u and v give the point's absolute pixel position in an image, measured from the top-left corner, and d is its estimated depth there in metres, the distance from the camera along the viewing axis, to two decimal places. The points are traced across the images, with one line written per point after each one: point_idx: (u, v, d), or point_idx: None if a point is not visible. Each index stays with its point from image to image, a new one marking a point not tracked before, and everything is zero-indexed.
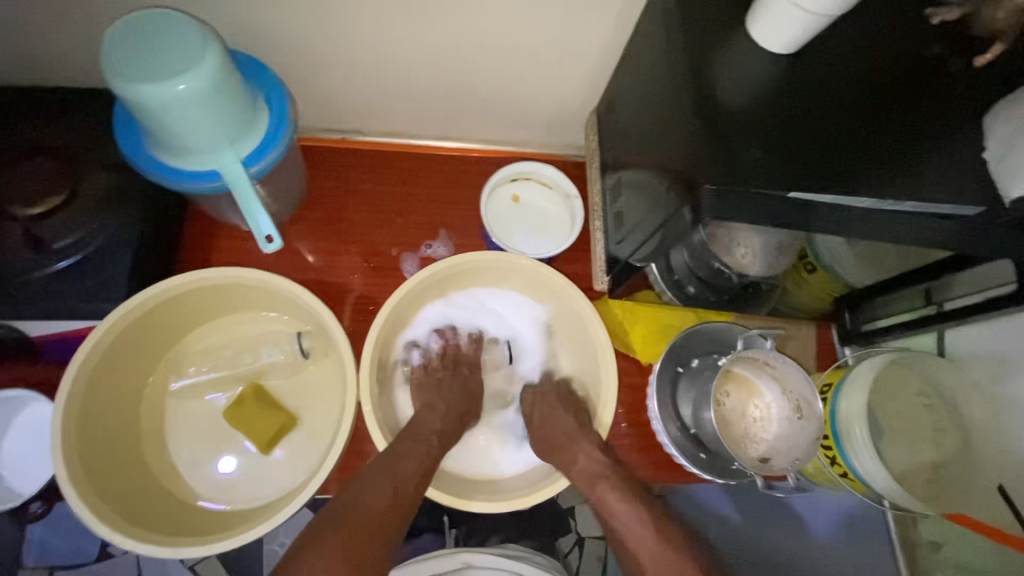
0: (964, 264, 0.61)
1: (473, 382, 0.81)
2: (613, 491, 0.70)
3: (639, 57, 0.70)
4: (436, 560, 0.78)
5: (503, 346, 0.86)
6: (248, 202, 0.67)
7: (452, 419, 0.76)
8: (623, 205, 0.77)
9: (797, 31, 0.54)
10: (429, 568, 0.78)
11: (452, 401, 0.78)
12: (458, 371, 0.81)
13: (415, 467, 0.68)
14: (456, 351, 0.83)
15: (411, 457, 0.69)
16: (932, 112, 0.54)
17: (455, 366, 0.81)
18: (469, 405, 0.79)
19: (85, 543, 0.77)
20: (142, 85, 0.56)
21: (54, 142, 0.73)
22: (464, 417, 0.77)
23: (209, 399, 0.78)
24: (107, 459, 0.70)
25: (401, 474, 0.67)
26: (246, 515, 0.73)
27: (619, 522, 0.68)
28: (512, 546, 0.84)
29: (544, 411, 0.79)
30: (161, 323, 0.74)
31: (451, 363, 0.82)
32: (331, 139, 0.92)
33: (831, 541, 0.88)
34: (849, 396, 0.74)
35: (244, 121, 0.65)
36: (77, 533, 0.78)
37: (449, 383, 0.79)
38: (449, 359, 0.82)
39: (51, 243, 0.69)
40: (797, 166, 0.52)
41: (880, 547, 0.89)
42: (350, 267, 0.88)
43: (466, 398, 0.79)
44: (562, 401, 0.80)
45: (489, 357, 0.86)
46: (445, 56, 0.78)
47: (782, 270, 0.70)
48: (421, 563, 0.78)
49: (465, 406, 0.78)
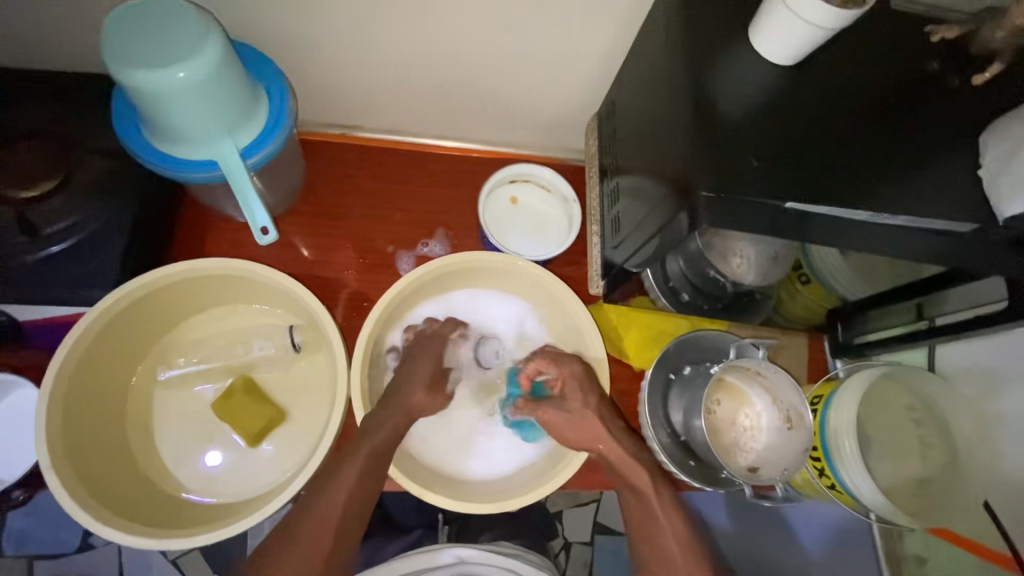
0: (952, 280, 0.62)
1: (432, 361, 0.77)
2: (665, 518, 0.71)
3: (641, 63, 0.70)
4: (428, 554, 0.81)
5: (469, 345, 0.84)
6: (244, 192, 0.66)
7: (415, 401, 0.74)
8: (621, 209, 0.77)
9: (799, 43, 0.54)
10: (422, 561, 0.81)
11: (417, 380, 0.75)
12: (421, 347, 0.79)
13: (343, 494, 0.66)
14: (422, 335, 0.80)
15: (378, 431, 0.70)
16: (928, 128, 0.55)
17: (417, 346, 0.79)
18: (417, 392, 0.74)
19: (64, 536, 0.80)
20: (141, 71, 0.56)
21: (51, 126, 0.72)
22: (410, 393, 0.74)
23: (198, 390, 0.77)
24: (93, 449, 0.69)
25: (325, 507, 0.65)
26: (231, 509, 0.72)
27: (655, 525, 0.71)
28: (503, 542, 0.86)
29: (569, 390, 0.75)
30: (153, 312, 0.74)
31: (414, 344, 0.80)
32: (332, 134, 0.92)
33: (817, 551, 0.89)
34: (838, 408, 0.74)
35: (243, 112, 0.65)
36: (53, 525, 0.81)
37: (408, 370, 0.76)
38: (415, 342, 0.80)
39: (45, 229, 0.69)
40: (793, 176, 0.52)
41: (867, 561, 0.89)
42: (345, 262, 0.87)
43: (434, 371, 0.77)
44: (584, 379, 0.75)
45: (457, 357, 0.83)
46: (446, 55, 0.78)
47: (777, 279, 0.70)
48: (412, 557, 0.80)
49: (424, 381, 0.75)
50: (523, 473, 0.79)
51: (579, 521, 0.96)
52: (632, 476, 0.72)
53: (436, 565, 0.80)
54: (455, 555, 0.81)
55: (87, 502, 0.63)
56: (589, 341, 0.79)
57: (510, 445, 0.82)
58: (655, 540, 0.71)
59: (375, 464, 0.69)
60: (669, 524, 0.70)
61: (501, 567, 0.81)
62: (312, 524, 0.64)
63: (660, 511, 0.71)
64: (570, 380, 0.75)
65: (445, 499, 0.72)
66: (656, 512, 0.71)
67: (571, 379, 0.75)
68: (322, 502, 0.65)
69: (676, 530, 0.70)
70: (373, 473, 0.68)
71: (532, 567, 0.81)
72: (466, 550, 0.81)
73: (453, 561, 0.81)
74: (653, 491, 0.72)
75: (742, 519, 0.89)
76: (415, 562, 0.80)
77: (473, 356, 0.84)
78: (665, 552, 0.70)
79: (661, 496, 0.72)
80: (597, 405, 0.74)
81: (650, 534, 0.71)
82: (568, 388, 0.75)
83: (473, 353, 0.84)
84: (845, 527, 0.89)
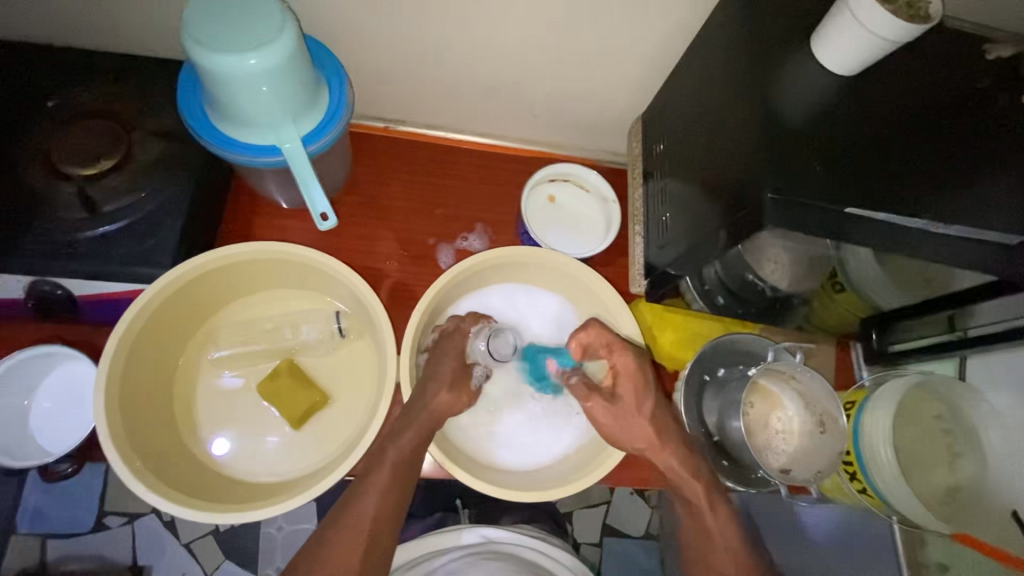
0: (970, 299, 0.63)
1: (454, 358, 0.78)
2: (714, 518, 0.74)
3: (695, 70, 0.72)
4: (453, 533, 0.85)
5: (485, 339, 0.82)
6: (304, 178, 0.68)
7: (440, 400, 0.73)
8: (669, 215, 0.78)
9: (861, 54, 0.56)
10: (449, 541, 0.85)
11: (441, 379, 0.75)
12: (442, 345, 0.79)
13: (374, 500, 0.68)
14: (445, 331, 0.80)
15: (407, 429, 0.71)
16: (983, 142, 0.56)
17: (439, 344, 0.79)
18: (440, 392, 0.74)
19: (79, 519, 0.99)
20: (216, 55, 0.57)
21: (111, 107, 0.74)
22: (435, 394, 0.73)
23: (221, 382, 0.80)
24: (144, 425, 0.72)
25: (358, 514, 0.67)
26: (274, 488, 0.75)
27: (698, 527, 0.75)
28: (526, 526, 0.91)
29: (624, 390, 0.75)
30: (204, 292, 0.77)
31: (437, 342, 0.80)
32: (376, 127, 0.94)
33: (829, 549, 0.92)
34: (873, 415, 0.76)
35: (305, 101, 0.66)
36: (65, 510, 1.00)
37: (431, 370, 0.76)
38: (439, 339, 0.80)
39: (103, 206, 0.70)
40: (854, 184, 0.53)
41: (885, 565, 0.91)
42: (387, 253, 0.89)
43: (456, 369, 0.78)
44: (632, 374, 0.74)
45: (477, 350, 0.82)
46: (500, 56, 0.80)
47: (812, 288, 0.71)
48: (440, 535, 0.85)
49: (446, 380, 0.75)
50: (557, 465, 0.81)
51: (586, 524, 1.12)
52: (683, 482, 0.74)
53: (464, 544, 0.84)
54: (482, 535, 0.84)
55: (144, 476, 0.67)
56: (626, 329, 0.81)
57: (545, 440, 0.83)
58: (701, 535, 0.75)
59: (404, 472, 0.71)
60: (719, 525, 0.73)
61: (528, 545, 0.85)
62: (345, 531, 0.67)
63: (710, 513, 0.74)
64: (626, 380, 0.74)
65: (475, 488, 0.74)
66: (705, 513, 0.74)
67: (626, 380, 0.74)
68: (355, 509, 0.68)
69: (725, 528, 0.73)
70: (403, 479, 0.70)
71: (554, 548, 0.86)
72: (489, 528, 0.85)
73: (480, 541, 0.84)
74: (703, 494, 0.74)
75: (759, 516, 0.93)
76: (444, 539, 0.84)
77: (486, 348, 0.82)
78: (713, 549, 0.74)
79: (711, 500, 0.74)
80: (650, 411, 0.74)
81: (699, 534, 0.75)
82: (623, 388, 0.75)
83: (486, 347, 0.82)
84: (860, 530, 0.91)
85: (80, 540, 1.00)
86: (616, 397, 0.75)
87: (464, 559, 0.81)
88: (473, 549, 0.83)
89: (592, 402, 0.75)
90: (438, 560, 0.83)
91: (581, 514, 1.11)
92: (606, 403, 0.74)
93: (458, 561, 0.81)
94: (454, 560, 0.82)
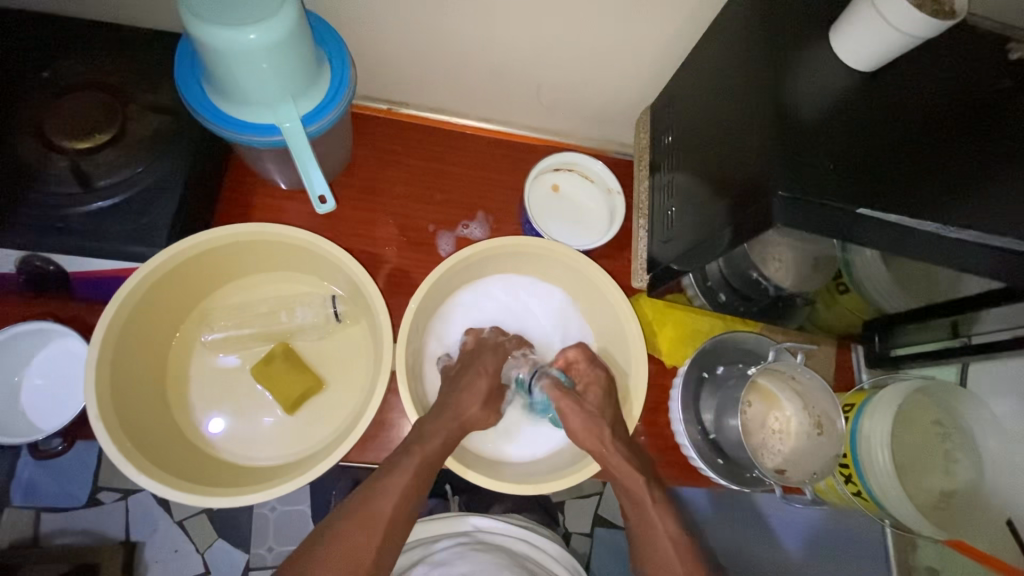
0: (969, 308, 0.63)
1: (491, 376, 0.76)
2: (662, 525, 0.70)
3: (708, 60, 0.70)
4: (444, 521, 0.85)
5: (525, 368, 0.81)
6: (305, 160, 0.66)
7: (466, 409, 0.73)
8: (675, 208, 0.76)
9: (882, 48, 0.54)
10: (438, 528, 0.85)
11: (475, 394, 0.74)
12: (480, 356, 0.78)
13: (393, 497, 0.65)
14: (482, 343, 0.80)
15: (437, 434, 0.69)
16: (1000, 145, 0.55)
17: (475, 356, 0.78)
18: (474, 406, 0.73)
19: (70, 492, 0.98)
20: (213, 28, 0.55)
21: (105, 79, 0.72)
22: (468, 406, 0.73)
23: (220, 360, 0.80)
24: (132, 405, 0.71)
25: (373, 508, 0.64)
26: (262, 472, 0.75)
27: (655, 535, 0.70)
28: (517, 516, 0.91)
29: (591, 392, 0.75)
30: (200, 272, 0.77)
31: (475, 352, 0.79)
32: (378, 109, 0.92)
33: (805, 548, 0.95)
34: (872, 418, 0.75)
35: (305, 79, 0.64)
36: (59, 485, 0.98)
37: (466, 382, 0.75)
38: (473, 349, 0.80)
39: (96, 181, 0.69)
40: (866, 186, 0.52)
41: (866, 561, 0.94)
42: (387, 239, 0.87)
43: (491, 386, 0.76)
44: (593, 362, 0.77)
45: (514, 377, 0.81)
46: (510, 39, 0.77)
47: (814, 287, 0.68)
48: (433, 522, 0.85)
49: (482, 396, 0.74)
50: (554, 458, 0.81)
51: (576, 515, 1.12)
52: (635, 493, 0.71)
53: (458, 532, 0.84)
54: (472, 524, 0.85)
55: (133, 456, 0.67)
56: (625, 325, 0.80)
57: (540, 433, 0.84)
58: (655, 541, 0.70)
59: (426, 472, 0.68)
60: (665, 526, 0.70)
61: (515, 536, 0.86)
62: (357, 522, 0.64)
63: (658, 517, 0.70)
64: (595, 385, 0.75)
65: (482, 485, 0.73)
66: (652, 519, 0.70)
67: (595, 385, 0.75)
68: (369, 506, 0.64)
69: (675, 537, 0.70)
70: (422, 482, 0.68)
71: (543, 539, 0.87)
72: (480, 518, 0.85)
73: (471, 530, 0.85)
74: (648, 495, 0.71)
75: (727, 511, 0.95)
76: (436, 527, 0.85)
77: (527, 377, 0.80)
78: (666, 560, 0.69)
79: (658, 502, 0.71)
80: (612, 416, 0.74)
81: (648, 539, 0.71)
82: (590, 391, 0.75)
83: (526, 378, 0.80)
84: (842, 519, 0.95)
85: (72, 514, 0.98)
86: (582, 400, 0.74)
87: (454, 547, 0.80)
88: (463, 537, 0.83)
89: (562, 403, 0.73)
90: (428, 549, 0.82)
91: (571, 505, 1.10)
92: (574, 401, 0.73)
93: (449, 549, 0.80)
94: (445, 549, 0.80)
